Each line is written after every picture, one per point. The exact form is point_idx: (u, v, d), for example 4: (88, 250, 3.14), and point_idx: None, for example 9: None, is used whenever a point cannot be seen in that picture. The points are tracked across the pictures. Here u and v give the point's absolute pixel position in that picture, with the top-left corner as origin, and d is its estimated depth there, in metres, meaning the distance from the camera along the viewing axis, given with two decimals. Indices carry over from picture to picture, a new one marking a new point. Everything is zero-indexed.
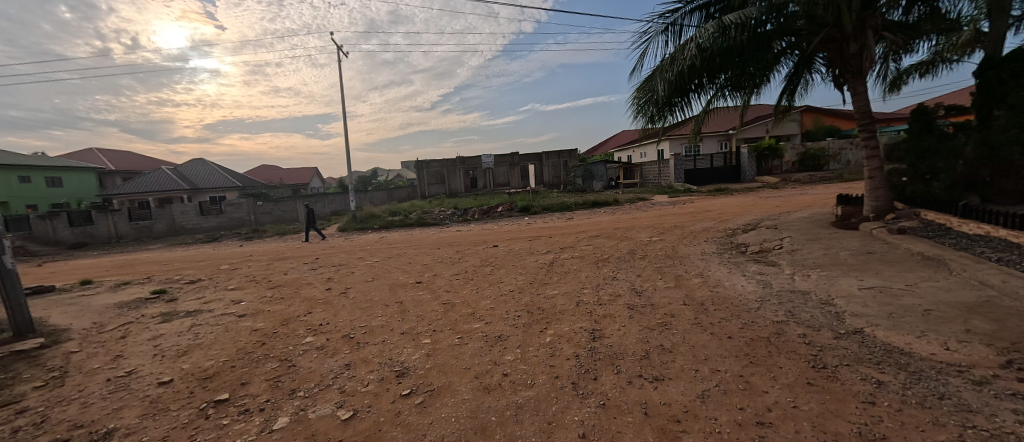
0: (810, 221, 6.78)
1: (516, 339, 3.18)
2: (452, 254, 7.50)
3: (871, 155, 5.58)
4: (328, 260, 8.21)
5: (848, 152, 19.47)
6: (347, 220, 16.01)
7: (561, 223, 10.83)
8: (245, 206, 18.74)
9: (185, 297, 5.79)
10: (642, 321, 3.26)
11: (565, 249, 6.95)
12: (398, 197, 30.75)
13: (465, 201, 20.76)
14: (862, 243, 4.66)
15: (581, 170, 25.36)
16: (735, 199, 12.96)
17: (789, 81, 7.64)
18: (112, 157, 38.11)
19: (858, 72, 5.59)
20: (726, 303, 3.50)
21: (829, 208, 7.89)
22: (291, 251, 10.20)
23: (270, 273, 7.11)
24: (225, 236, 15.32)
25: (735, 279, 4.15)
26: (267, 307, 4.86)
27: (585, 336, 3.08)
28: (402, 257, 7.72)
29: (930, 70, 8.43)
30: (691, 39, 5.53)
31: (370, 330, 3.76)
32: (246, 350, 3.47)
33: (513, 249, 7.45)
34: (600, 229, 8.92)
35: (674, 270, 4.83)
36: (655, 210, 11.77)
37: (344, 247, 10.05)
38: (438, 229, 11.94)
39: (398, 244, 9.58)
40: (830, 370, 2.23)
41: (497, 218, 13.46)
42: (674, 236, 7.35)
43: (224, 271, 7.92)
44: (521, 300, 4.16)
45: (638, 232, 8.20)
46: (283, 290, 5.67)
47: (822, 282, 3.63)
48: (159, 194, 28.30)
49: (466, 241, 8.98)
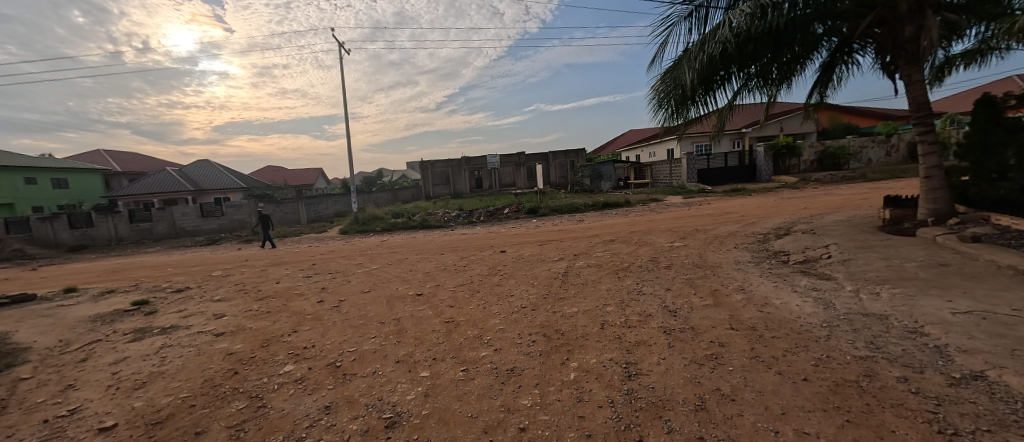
0: (851, 225, 6.12)
1: (532, 373, 2.62)
2: (457, 260, 6.94)
3: (928, 151, 4.93)
4: (325, 266, 7.70)
5: (870, 151, 18.56)
6: (349, 222, 15.60)
7: (572, 226, 10.27)
8: (246, 207, 18.42)
9: (166, 310, 5.32)
10: (686, 352, 2.67)
11: (580, 256, 6.36)
12: (402, 198, 30.41)
13: (471, 202, 20.31)
14: (929, 253, 4.02)
15: (589, 170, 24.73)
16: (755, 199, 12.28)
17: (823, 72, 6.98)
18: (119, 158, 38.27)
19: (913, 58, 4.93)
20: (782, 328, 2.91)
21: (867, 211, 7.20)
22: (288, 255, 9.73)
23: (262, 281, 6.63)
24: (225, 238, 14.99)
25: (785, 296, 3.54)
26: (250, 324, 4.35)
27: (617, 372, 2.50)
28: (404, 264, 7.20)
29: (979, 60, 7.68)
30: (723, 22, 4.93)
31: (360, 356, 3.22)
32: (214, 382, 2.96)
33: (521, 255, 6.90)
34: (615, 233, 8.32)
35: (709, 284, 4.21)
36: (671, 212, 11.14)
37: (344, 252, 9.55)
38: (443, 232, 11.43)
39: (400, 249, 9.09)
40: (965, 438, 1.63)
41: (503, 221, 12.90)
42: (698, 242, 6.74)
43: (216, 278, 7.47)
44: (534, 321, 3.59)
45: (657, 236, 7.58)
46: (272, 302, 5.18)
47: (899, 303, 3.01)
48: (164, 195, 28.24)
49: (471, 246, 8.45)
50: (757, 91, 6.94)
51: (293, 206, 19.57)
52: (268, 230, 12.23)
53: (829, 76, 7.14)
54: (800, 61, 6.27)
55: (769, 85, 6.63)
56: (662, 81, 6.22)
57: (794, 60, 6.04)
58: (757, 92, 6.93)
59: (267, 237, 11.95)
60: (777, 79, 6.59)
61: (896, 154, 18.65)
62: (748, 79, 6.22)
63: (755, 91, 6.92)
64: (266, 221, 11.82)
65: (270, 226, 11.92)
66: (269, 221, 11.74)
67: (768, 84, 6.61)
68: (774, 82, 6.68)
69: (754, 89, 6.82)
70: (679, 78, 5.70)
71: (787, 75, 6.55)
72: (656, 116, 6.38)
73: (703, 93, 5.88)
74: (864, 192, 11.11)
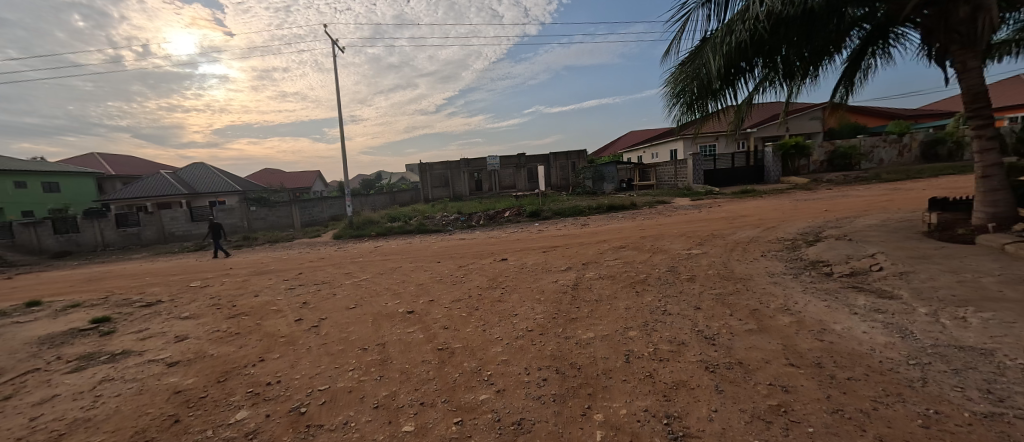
0: (888, 229, 5.55)
1: (545, 431, 2.02)
2: (454, 270, 6.36)
3: (986, 147, 4.38)
4: (312, 276, 7.11)
5: (881, 151, 17.97)
6: (344, 226, 15.03)
7: (577, 230, 9.71)
8: (238, 211, 17.82)
9: (126, 329, 4.73)
10: (744, 402, 2.07)
11: (588, 266, 5.77)
12: (400, 201, 29.86)
13: (469, 205, 19.76)
14: (1005, 265, 3.43)
15: (591, 171, 24.14)
16: (767, 201, 11.72)
17: (851, 63, 6.44)
18: (113, 161, 37.73)
19: (969, 42, 4.35)
20: (856, 366, 2.32)
21: (900, 214, 6.63)
22: (276, 263, 9.14)
23: (240, 295, 6.03)
24: (214, 244, 14.41)
25: (845, 319, 2.95)
26: (212, 350, 3.75)
27: (658, 433, 1.90)
28: (396, 274, 6.61)
29: (1016, 51, 7.11)
30: (751, 4, 4.39)
31: (330, 399, 2.62)
32: (145, 436, 2.36)
33: (524, 264, 6.33)
34: (625, 239, 7.73)
35: (743, 302, 3.63)
36: (680, 215, 10.58)
37: (335, 259, 8.96)
38: (440, 237, 10.85)
39: (393, 256, 8.50)
40: None
41: (504, 225, 12.33)
42: (718, 249, 6.16)
43: (192, 290, 6.87)
44: (543, 350, 2.99)
45: (671, 242, 6.98)
46: (244, 321, 4.59)
47: (1001, 333, 2.41)
48: (157, 199, 27.67)
49: (469, 253, 7.86)
50: (777, 87, 6.44)
51: (286, 210, 18.99)
52: (221, 239, 11.84)
53: (856, 69, 6.61)
54: (828, 51, 5.75)
55: (792, 78, 6.11)
56: (678, 73, 5.68)
57: (821, 49, 5.56)
58: (776, 88, 6.44)
59: (219, 247, 11.49)
60: (799, 74, 6.10)
61: (908, 154, 18.09)
62: (770, 72, 5.73)
63: (775, 86, 6.42)
64: (218, 230, 11.31)
65: (222, 235, 11.39)
66: (220, 230, 11.27)
67: (791, 79, 6.11)
68: (795, 77, 6.18)
69: (774, 85, 6.31)
70: (702, 67, 5.17)
71: (810, 69, 6.06)
72: (672, 111, 5.82)
73: (725, 84, 5.35)
74: (884, 193, 10.54)
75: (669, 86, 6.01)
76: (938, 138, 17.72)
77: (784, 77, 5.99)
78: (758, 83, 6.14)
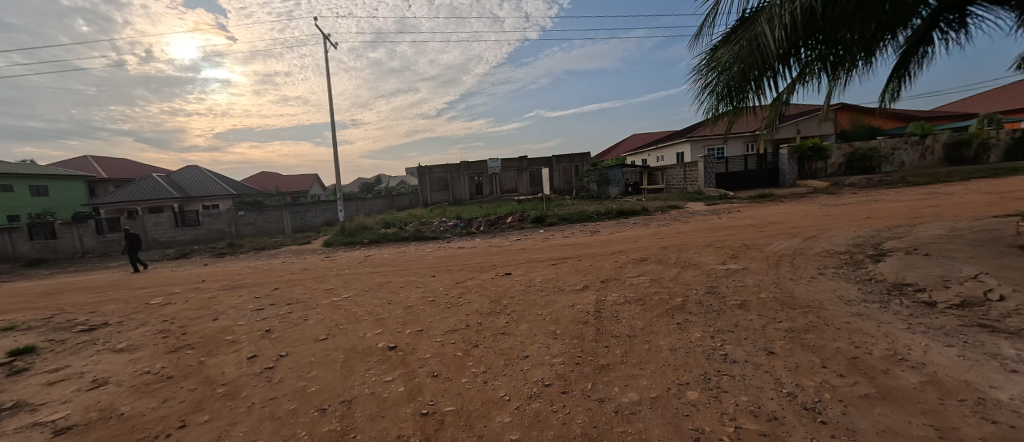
0: (968, 242, 4.63)
1: None
2: (449, 288, 5.42)
3: None
4: (287, 293, 6.18)
5: (903, 153, 17.05)
6: (335, 232, 14.17)
7: (587, 238, 8.83)
8: (225, 216, 16.96)
9: (40, 367, 3.82)
10: None
11: (609, 285, 4.86)
12: (399, 205, 29.08)
13: (469, 210, 18.88)
14: None
15: (596, 175, 23.08)
16: (790, 206, 10.85)
17: (906, 49, 5.62)
18: (106, 164, 36.95)
19: None
20: None
21: (965, 223, 5.73)
22: (254, 276, 8.23)
23: (197, 318, 5.13)
24: (196, 251, 13.52)
25: (1005, 382, 2.05)
26: (125, 405, 2.85)
27: None
28: (383, 292, 5.68)
29: None
30: None
31: None
32: None
33: (532, 280, 5.44)
34: (644, 250, 6.84)
35: (828, 344, 2.74)
36: (699, 221, 9.70)
37: (319, 271, 8.05)
38: (437, 245, 9.94)
39: (384, 268, 7.62)
40: None
41: (507, 231, 11.40)
42: (759, 264, 5.23)
43: (148, 310, 5.98)
44: (571, 425, 2.07)
45: (700, 254, 6.08)
46: (185, 357, 3.69)
47: None
48: (149, 203, 26.83)
49: (469, 265, 6.99)
50: (820, 80, 5.66)
51: (277, 215, 18.12)
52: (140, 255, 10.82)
53: (910, 58, 5.78)
54: (885, 33, 4.97)
55: (844, 65, 5.32)
56: (720, 55, 4.88)
57: (880, 30, 4.81)
58: (817, 82, 5.69)
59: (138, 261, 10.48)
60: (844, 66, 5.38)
61: (930, 156, 17.18)
62: (818, 58, 4.99)
63: (817, 79, 5.65)
64: (136, 242, 10.35)
65: (140, 247, 10.48)
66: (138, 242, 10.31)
67: (839, 68, 5.35)
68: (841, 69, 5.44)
69: (816, 77, 5.55)
70: (751, 44, 4.37)
71: (860, 58, 5.30)
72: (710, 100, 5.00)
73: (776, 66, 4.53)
74: (920, 198, 9.65)
75: (706, 72, 5.20)
76: (963, 139, 16.71)
77: (829, 68, 5.26)
78: (799, 73, 5.39)
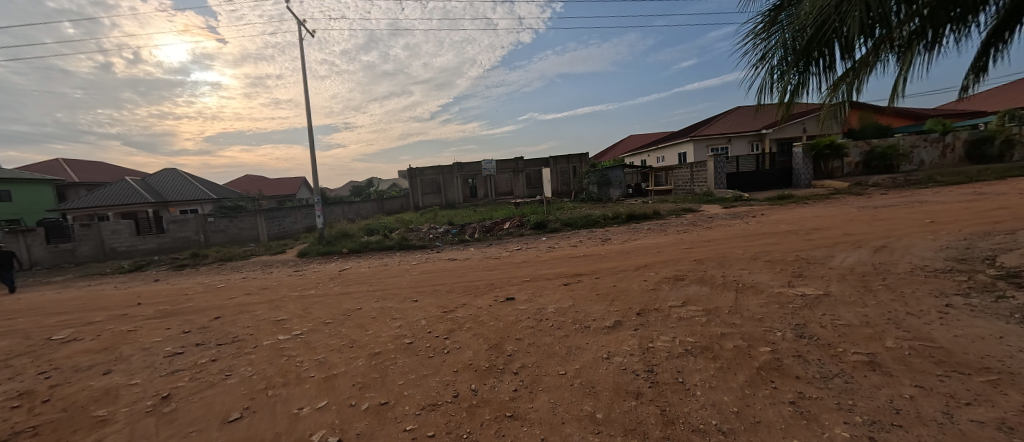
0: None
1: None
2: (433, 323, 4.07)
3: None
4: (224, 328, 4.75)
5: (922, 151, 16.14)
6: (314, 240, 12.80)
7: (598, 248, 7.59)
8: (193, 222, 15.43)
9: None
10: None
11: (650, 320, 3.56)
12: (389, 209, 27.77)
13: (463, 213, 17.60)
14: None
15: (596, 176, 21.80)
16: (821, 209, 9.72)
17: (1004, 17, 4.53)
18: (78, 168, 35.00)
19: None
20: None
21: None
22: (201, 297, 6.79)
23: (83, 369, 3.71)
24: (154, 263, 12.01)
25: None
26: None
27: None
28: (346, 326, 4.30)
29: None
30: None
31: None
32: None
33: (544, 310, 4.11)
34: (675, 265, 5.59)
35: None
36: (725, 227, 8.50)
37: (279, 291, 6.64)
38: (425, 256, 8.61)
39: (358, 287, 6.26)
40: None
41: (504, 239, 10.15)
42: (841, 286, 3.99)
43: (38, 352, 4.52)
44: None
45: (751, 272, 4.83)
46: None
47: None
48: (120, 208, 25.08)
49: (461, 284, 5.65)
50: (897, 54, 4.58)
51: (250, 221, 16.74)
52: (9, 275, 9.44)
53: (1003, 31, 4.71)
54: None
55: (936, 40, 4.40)
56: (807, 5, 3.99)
57: None
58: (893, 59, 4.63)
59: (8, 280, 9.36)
60: (926, 39, 4.39)
61: (950, 155, 16.28)
62: (905, 21, 4.02)
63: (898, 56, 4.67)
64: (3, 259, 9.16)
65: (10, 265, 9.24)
66: (9, 261, 9.21)
67: (930, 42, 4.43)
68: (923, 41, 4.43)
69: (894, 50, 4.49)
70: None
71: (954, 27, 4.25)
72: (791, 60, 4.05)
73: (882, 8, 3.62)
74: (971, 199, 8.59)
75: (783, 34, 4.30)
76: (986, 136, 15.82)
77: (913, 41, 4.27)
78: (871, 47, 4.39)
